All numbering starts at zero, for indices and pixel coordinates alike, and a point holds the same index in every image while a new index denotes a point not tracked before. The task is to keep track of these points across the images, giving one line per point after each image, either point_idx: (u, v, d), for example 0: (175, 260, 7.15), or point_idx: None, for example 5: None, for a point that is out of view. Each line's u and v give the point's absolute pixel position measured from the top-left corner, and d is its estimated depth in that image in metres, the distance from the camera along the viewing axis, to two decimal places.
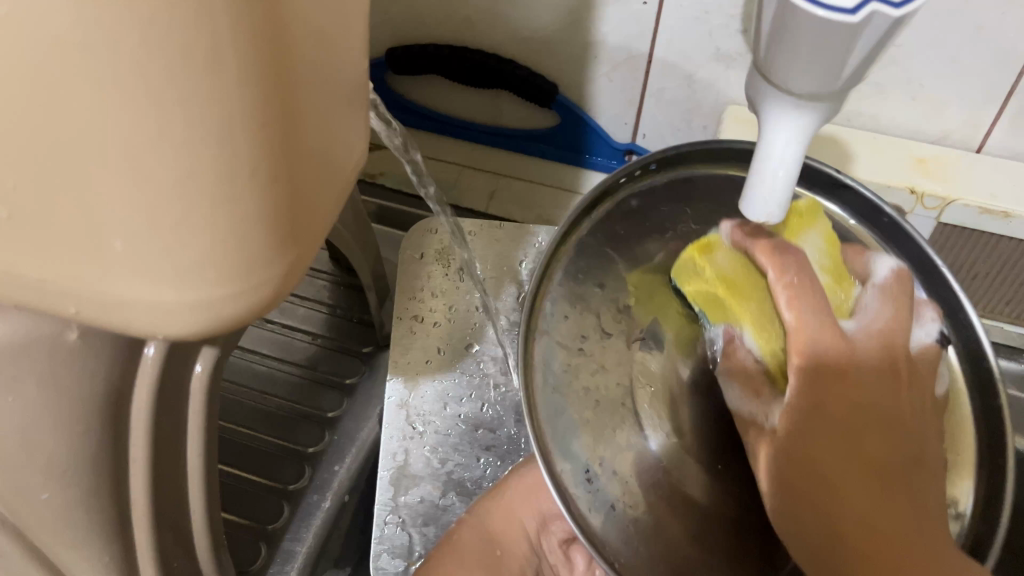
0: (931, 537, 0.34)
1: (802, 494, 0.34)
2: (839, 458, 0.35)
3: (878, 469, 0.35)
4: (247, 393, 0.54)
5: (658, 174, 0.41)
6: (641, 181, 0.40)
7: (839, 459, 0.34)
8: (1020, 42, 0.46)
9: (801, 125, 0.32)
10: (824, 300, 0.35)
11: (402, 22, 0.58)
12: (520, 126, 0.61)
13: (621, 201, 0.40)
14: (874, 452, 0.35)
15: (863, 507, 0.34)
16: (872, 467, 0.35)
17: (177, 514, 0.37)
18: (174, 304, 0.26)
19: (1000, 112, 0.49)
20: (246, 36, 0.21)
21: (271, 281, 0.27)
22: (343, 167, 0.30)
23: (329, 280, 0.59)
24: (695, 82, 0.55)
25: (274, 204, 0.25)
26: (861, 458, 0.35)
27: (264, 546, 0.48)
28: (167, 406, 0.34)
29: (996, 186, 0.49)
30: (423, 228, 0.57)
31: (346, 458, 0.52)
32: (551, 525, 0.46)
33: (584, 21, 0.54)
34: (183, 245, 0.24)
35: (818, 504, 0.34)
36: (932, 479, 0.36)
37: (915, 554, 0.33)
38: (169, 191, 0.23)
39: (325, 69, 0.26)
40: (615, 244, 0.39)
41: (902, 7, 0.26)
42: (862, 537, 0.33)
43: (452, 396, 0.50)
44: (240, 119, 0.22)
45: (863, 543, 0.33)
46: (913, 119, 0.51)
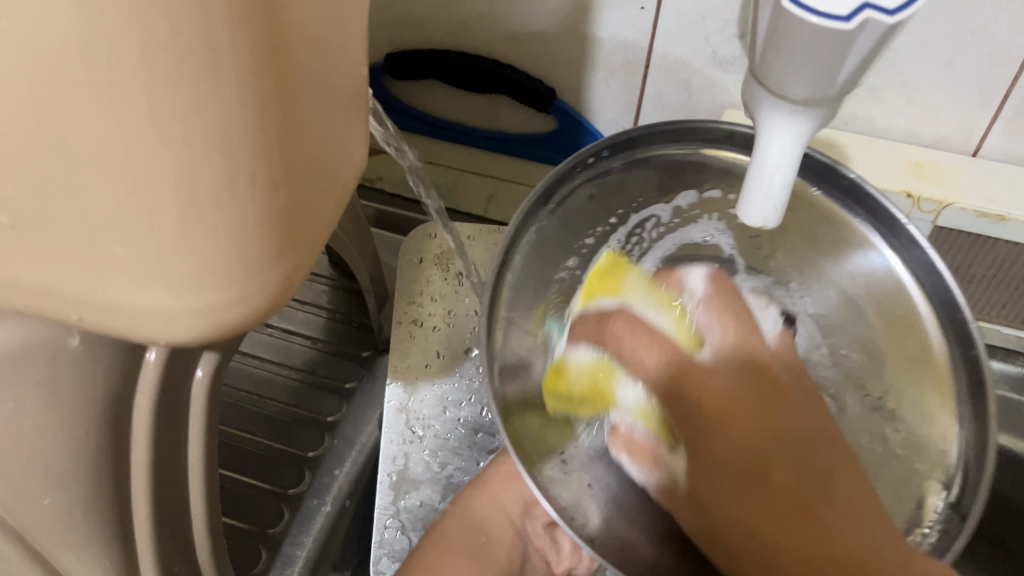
0: (853, 506, 0.32)
1: (710, 489, 0.33)
2: (743, 449, 0.33)
3: (787, 447, 0.33)
4: (247, 397, 0.55)
5: (613, 159, 0.40)
6: (596, 167, 0.40)
7: (735, 436, 0.33)
8: (1014, 47, 0.46)
9: (797, 130, 0.30)
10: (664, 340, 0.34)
11: (401, 27, 0.58)
12: (518, 130, 0.62)
13: (577, 189, 0.40)
14: (781, 430, 0.34)
15: (775, 490, 0.32)
16: (783, 444, 0.34)
17: (178, 519, 0.37)
18: (174, 309, 0.25)
19: (995, 117, 0.49)
20: (244, 43, 0.20)
21: (272, 287, 0.26)
22: (344, 171, 0.29)
23: (329, 284, 0.59)
24: (692, 86, 0.55)
25: (274, 210, 0.24)
26: (773, 438, 0.34)
27: (263, 551, 0.49)
28: (170, 409, 0.34)
29: (991, 190, 0.49)
30: (422, 233, 0.57)
31: (345, 461, 0.52)
32: (535, 509, 0.46)
33: (583, 25, 0.54)
34: (182, 250, 0.23)
35: (740, 487, 0.32)
36: (844, 455, 0.34)
37: (833, 529, 0.31)
38: (168, 195, 0.22)
39: (326, 73, 0.25)
40: (571, 233, 0.40)
41: (897, 14, 0.25)
42: (772, 526, 0.31)
43: (451, 400, 0.51)
44: (240, 122, 0.22)
45: (773, 532, 0.31)
46: (908, 123, 0.52)
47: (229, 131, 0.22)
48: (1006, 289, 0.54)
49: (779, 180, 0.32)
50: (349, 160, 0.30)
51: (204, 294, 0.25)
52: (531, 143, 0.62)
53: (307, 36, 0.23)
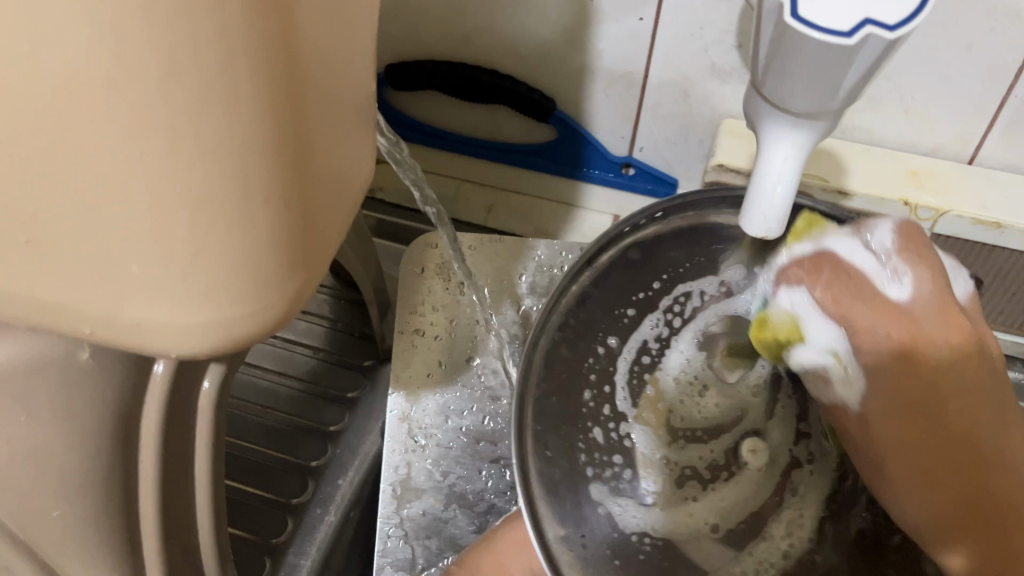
0: (1007, 417, 0.38)
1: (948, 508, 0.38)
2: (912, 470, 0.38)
3: (940, 459, 0.38)
4: (250, 407, 0.55)
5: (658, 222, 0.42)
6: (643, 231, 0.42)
7: (959, 454, 0.38)
8: (1008, 58, 0.46)
9: (799, 143, 0.31)
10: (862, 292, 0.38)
11: (401, 39, 0.58)
12: (518, 140, 0.62)
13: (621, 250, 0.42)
14: (934, 447, 0.38)
15: (983, 444, 0.38)
16: (938, 460, 0.38)
17: (185, 531, 0.37)
18: (187, 326, 0.25)
19: (990, 126, 0.50)
20: (258, 61, 0.21)
21: (284, 301, 0.26)
22: (353, 186, 0.29)
23: (329, 293, 0.59)
24: (691, 97, 0.55)
25: (286, 227, 0.25)
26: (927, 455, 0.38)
27: (268, 560, 0.49)
28: (179, 422, 0.34)
29: (988, 198, 0.50)
30: (424, 243, 0.57)
31: (348, 471, 0.53)
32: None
33: (581, 36, 0.54)
34: (196, 266, 0.24)
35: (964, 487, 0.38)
36: (961, 407, 0.38)
37: (991, 447, 0.38)
38: (182, 214, 0.22)
39: (337, 90, 0.26)
40: (607, 294, 0.42)
41: (897, 30, 0.25)
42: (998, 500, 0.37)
43: (453, 410, 0.51)
44: (253, 143, 0.22)
45: (1002, 492, 0.37)
46: (904, 132, 0.52)
47: (243, 152, 0.22)
48: (1002, 296, 0.54)
49: (781, 192, 0.32)
50: (357, 175, 0.30)
51: (216, 311, 0.25)
52: (532, 153, 0.62)
53: (319, 54, 0.24)
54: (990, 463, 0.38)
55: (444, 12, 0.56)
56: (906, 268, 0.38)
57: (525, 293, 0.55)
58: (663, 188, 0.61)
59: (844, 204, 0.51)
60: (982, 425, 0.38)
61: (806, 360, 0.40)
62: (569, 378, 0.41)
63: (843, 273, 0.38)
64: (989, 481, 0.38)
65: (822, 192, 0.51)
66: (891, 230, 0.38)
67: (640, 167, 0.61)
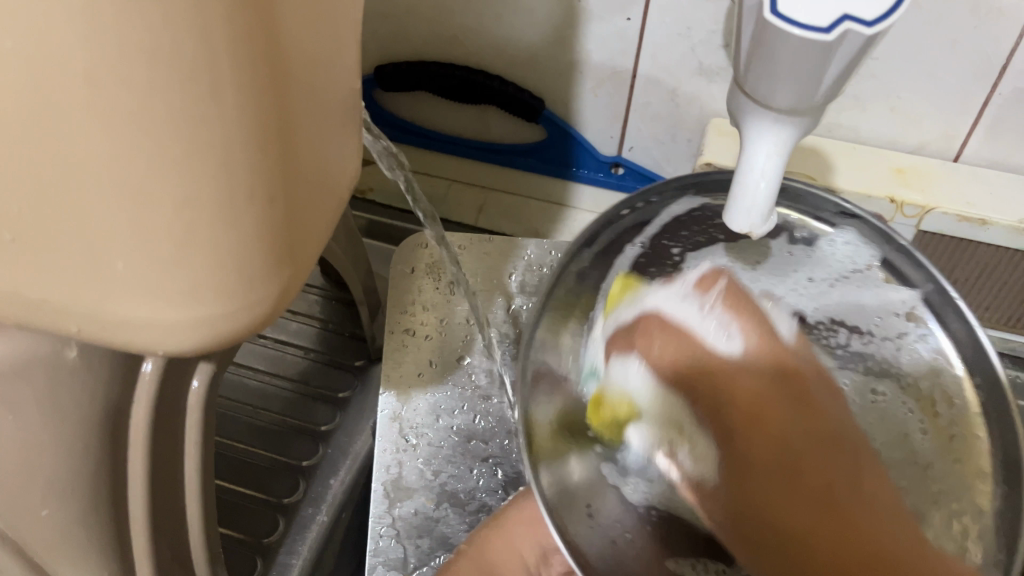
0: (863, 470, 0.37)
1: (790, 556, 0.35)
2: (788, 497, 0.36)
3: (792, 470, 0.36)
4: (241, 408, 0.55)
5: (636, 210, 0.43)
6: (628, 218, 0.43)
7: (778, 457, 0.36)
8: (992, 55, 0.47)
9: (781, 140, 0.31)
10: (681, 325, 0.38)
11: (391, 40, 0.59)
12: (507, 140, 0.62)
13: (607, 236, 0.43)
14: (803, 476, 0.36)
15: (809, 468, 0.36)
16: (794, 472, 0.36)
17: (174, 529, 0.37)
18: (173, 323, 0.25)
19: (976, 123, 0.50)
20: (243, 59, 0.21)
21: (269, 298, 0.27)
22: (338, 185, 0.30)
23: (320, 294, 0.60)
24: (679, 96, 0.56)
25: (272, 223, 0.25)
26: (790, 476, 0.36)
27: (259, 560, 0.49)
28: (169, 420, 0.34)
29: (972, 195, 0.50)
30: (413, 243, 0.57)
31: (340, 471, 0.53)
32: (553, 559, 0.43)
33: (569, 36, 0.55)
34: (181, 263, 0.24)
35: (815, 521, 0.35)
36: (830, 451, 0.36)
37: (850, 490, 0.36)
38: (168, 211, 0.23)
39: (321, 87, 0.26)
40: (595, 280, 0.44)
41: (876, 25, 0.25)
42: (829, 535, 0.34)
43: (444, 409, 0.51)
44: (237, 139, 0.22)
45: (836, 531, 0.34)
46: (890, 131, 0.53)
47: (229, 148, 0.22)
48: (990, 292, 0.54)
49: (764, 188, 0.32)
50: (343, 173, 0.30)
51: (202, 307, 0.25)
52: (521, 153, 0.62)
53: (303, 50, 0.24)
54: (843, 486, 0.36)
55: (432, 12, 0.56)
56: (732, 320, 0.38)
57: (515, 292, 0.56)
58: None
59: None
60: (838, 478, 0.36)
61: (639, 445, 0.40)
62: (569, 360, 0.42)
63: (731, 294, 0.39)
64: (836, 514, 0.35)
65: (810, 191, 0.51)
66: (713, 288, 0.39)
67: (629, 166, 0.61)
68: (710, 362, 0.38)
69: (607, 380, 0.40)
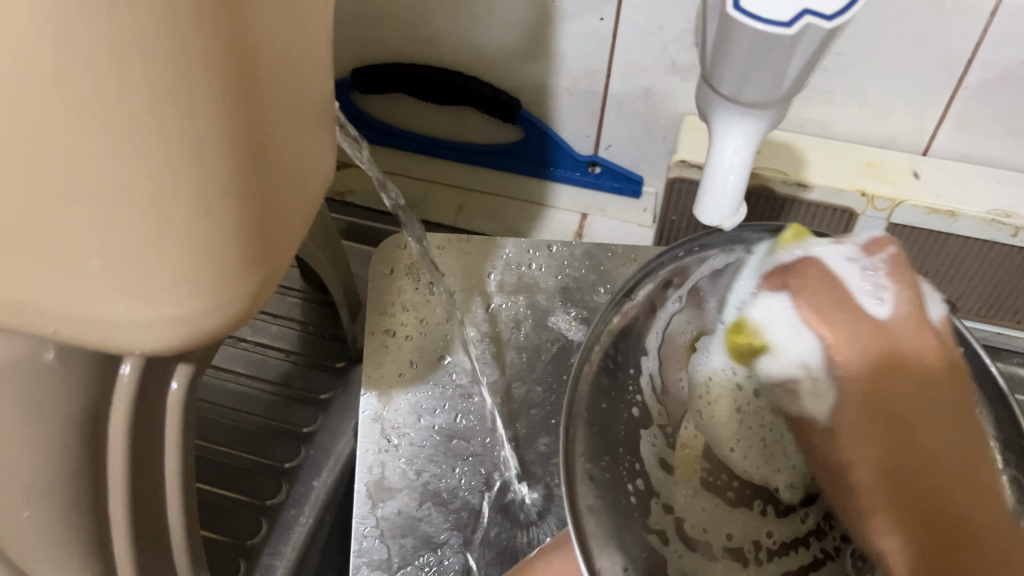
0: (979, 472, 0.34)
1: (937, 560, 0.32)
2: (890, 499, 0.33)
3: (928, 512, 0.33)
4: (223, 411, 0.55)
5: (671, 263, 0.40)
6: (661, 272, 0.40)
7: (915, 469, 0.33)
8: (957, 50, 0.48)
9: (749, 133, 0.32)
10: (840, 294, 0.35)
11: (366, 43, 0.59)
12: (486, 141, 0.63)
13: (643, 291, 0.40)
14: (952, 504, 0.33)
15: (914, 426, 0.34)
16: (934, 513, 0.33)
17: (156, 530, 0.37)
18: (150, 320, 0.26)
19: (943, 116, 0.51)
20: (215, 59, 0.21)
21: (245, 295, 0.27)
22: (312, 184, 0.30)
23: (300, 297, 0.60)
24: (653, 94, 0.56)
25: (245, 221, 0.25)
26: (924, 503, 0.33)
27: (243, 561, 0.49)
28: (147, 423, 0.34)
29: (940, 187, 0.51)
30: (392, 245, 0.58)
31: (322, 471, 0.53)
32: None
33: (544, 37, 0.55)
34: (155, 261, 0.24)
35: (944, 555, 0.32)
36: (962, 485, 0.33)
37: (967, 490, 0.33)
38: (140, 209, 0.23)
39: (292, 86, 0.26)
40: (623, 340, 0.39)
41: (836, 19, 0.26)
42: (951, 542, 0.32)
43: (426, 408, 0.51)
44: (209, 136, 0.23)
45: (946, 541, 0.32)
46: (860, 125, 0.53)
47: (201, 146, 0.23)
48: (960, 281, 0.55)
49: (734, 179, 0.33)
50: (317, 173, 0.30)
51: (177, 304, 0.25)
52: (499, 153, 0.63)
53: (274, 50, 0.24)
54: (962, 482, 0.33)
55: (408, 15, 0.57)
56: (887, 286, 0.35)
57: (494, 291, 0.56)
58: (628, 186, 0.63)
59: (803, 196, 0.52)
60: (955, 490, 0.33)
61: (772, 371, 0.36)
62: (600, 413, 0.37)
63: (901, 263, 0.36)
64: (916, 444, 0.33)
65: (783, 185, 0.52)
66: (882, 251, 0.36)
67: (605, 164, 0.62)
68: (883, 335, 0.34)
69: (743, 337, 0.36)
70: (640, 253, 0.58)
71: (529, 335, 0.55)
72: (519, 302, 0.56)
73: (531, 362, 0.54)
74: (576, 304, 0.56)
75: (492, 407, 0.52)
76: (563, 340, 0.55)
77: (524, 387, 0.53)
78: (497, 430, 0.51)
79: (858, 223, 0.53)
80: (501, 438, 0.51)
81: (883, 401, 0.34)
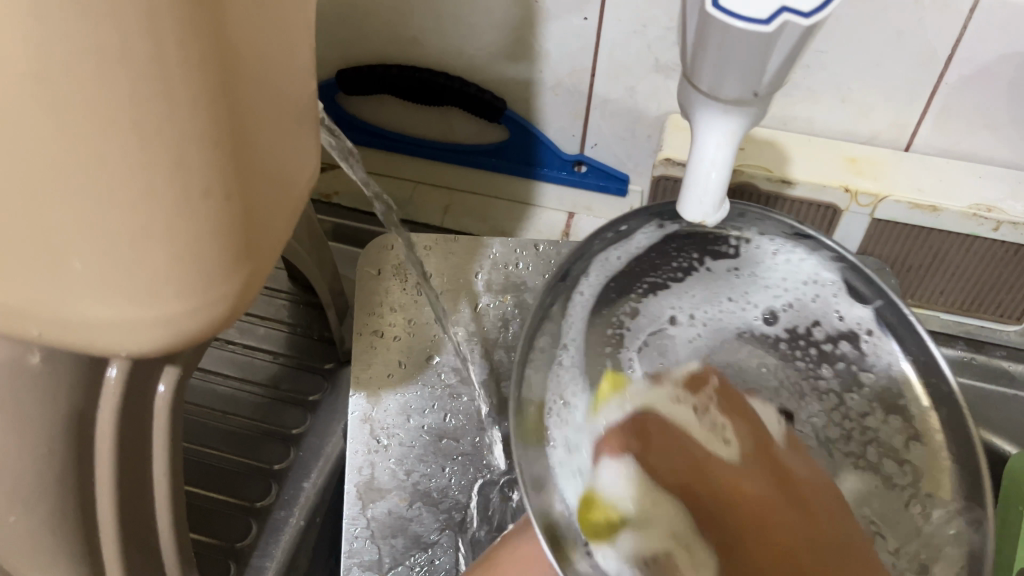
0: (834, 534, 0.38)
1: None
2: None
3: (787, 556, 0.37)
4: (210, 413, 0.55)
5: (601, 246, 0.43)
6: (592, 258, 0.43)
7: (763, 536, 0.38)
8: (936, 46, 0.48)
9: (730, 130, 0.32)
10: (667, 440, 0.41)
11: (351, 44, 0.59)
12: (472, 142, 0.63)
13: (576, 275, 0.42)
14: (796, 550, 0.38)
15: (764, 510, 0.39)
16: (782, 555, 0.37)
17: (145, 532, 0.37)
18: (134, 321, 0.26)
19: (924, 112, 0.52)
20: (195, 60, 0.21)
21: (230, 295, 0.27)
22: (296, 185, 0.30)
23: (288, 299, 0.60)
24: (637, 93, 0.56)
25: (229, 220, 0.25)
26: (775, 548, 0.38)
27: (232, 563, 0.49)
28: (135, 425, 0.34)
29: (923, 182, 0.52)
30: (379, 245, 0.58)
31: (311, 473, 0.53)
32: None
33: (528, 36, 0.55)
34: (139, 262, 0.24)
35: None
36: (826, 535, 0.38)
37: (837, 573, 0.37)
38: (124, 209, 0.23)
39: (274, 85, 0.26)
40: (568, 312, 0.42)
41: (813, 16, 0.26)
42: None
43: (415, 408, 0.51)
44: (192, 135, 0.23)
45: None
46: (841, 122, 0.54)
47: (185, 145, 0.23)
48: (941, 277, 0.56)
49: (716, 176, 0.33)
50: (301, 173, 0.30)
51: (163, 304, 0.25)
52: (485, 153, 0.63)
53: (255, 49, 0.24)
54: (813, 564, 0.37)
55: (392, 16, 0.57)
56: (721, 422, 0.42)
57: (481, 290, 0.56)
58: (615, 184, 0.62)
59: (787, 193, 0.53)
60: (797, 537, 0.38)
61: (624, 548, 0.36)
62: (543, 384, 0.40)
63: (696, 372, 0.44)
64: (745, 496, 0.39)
65: (767, 182, 0.52)
66: (702, 386, 0.44)
67: (591, 163, 0.62)
68: (673, 428, 0.41)
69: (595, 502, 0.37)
70: None
71: (517, 334, 0.55)
72: (506, 301, 0.56)
73: None
74: None
75: (482, 406, 0.52)
76: None
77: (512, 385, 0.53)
78: (487, 430, 0.51)
79: (842, 220, 0.53)
80: (491, 438, 0.51)
81: (713, 494, 0.39)
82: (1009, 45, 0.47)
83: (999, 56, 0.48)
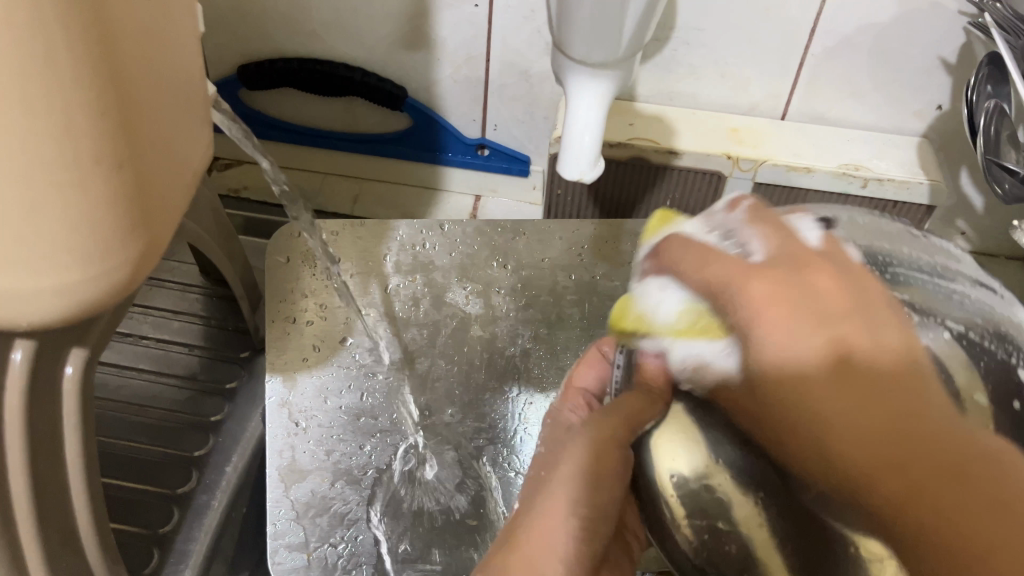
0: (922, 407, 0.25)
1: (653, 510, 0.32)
2: (870, 439, 0.24)
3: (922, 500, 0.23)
4: (126, 407, 0.56)
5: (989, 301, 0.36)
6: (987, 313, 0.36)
7: (848, 432, 0.24)
8: (800, 22, 0.52)
9: (600, 90, 0.36)
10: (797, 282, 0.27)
11: (249, 41, 0.60)
12: (376, 130, 0.65)
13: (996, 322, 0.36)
14: (902, 409, 0.25)
15: (886, 396, 0.25)
16: (915, 500, 0.23)
17: (63, 515, 0.37)
18: (37, 293, 0.27)
19: (796, 83, 0.56)
20: (75, 32, 0.23)
21: (127, 261, 0.29)
22: (185, 162, 0.32)
23: (201, 293, 0.62)
24: (531, 77, 0.59)
25: (119, 187, 0.27)
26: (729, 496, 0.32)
27: (156, 550, 0.50)
28: (42, 408, 0.35)
29: (797, 148, 0.56)
30: (287, 234, 0.59)
31: (233, 457, 0.54)
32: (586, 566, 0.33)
33: (423, 26, 0.57)
34: (37, 234, 0.25)
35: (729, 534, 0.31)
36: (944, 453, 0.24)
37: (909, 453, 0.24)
38: (13, 182, 0.24)
39: (155, 64, 0.28)
40: None
41: None
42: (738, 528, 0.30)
43: (332, 390, 0.52)
44: (78, 105, 0.24)
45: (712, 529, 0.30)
46: (722, 95, 0.57)
47: (74, 114, 0.24)
48: None
49: (590, 136, 0.37)
50: (190, 153, 0.32)
51: (63, 273, 0.27)
52: (390, 142, 0.65)
53: (133, 26, 0.26)
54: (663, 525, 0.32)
55: (287, 10, 0.58)
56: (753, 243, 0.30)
57: (391, 273, 0.58)
58: (517, 166, 0.66)
59: (674, 163, 0.56)
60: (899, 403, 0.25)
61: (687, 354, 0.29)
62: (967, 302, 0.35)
63: (760, 209, 0.32)
64: (963, 438, 0.24)
65: (655, 154, 0.56)
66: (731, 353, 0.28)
67: (493, 146, 0.65)
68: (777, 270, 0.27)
69: (690, 336, 0.29)
70: (527, 226, 0.61)
71: (428, 312, 0.57)
72: (416, 281, 0.58)
73: (432, 337, 0.56)
74: (472, 279, 0.58)
75: (398, 382, 0.53)
76: (462, 314, 0.57)
77: (427, 362, 0.55)
78: (404, 406, 0.52)
79: (727, 186, 0.57)
80: (409, 413, 0.52)
81: (790, 389, 0.25)
82: (867, 16, 0.51)
83: (858, 27, 0.52)
